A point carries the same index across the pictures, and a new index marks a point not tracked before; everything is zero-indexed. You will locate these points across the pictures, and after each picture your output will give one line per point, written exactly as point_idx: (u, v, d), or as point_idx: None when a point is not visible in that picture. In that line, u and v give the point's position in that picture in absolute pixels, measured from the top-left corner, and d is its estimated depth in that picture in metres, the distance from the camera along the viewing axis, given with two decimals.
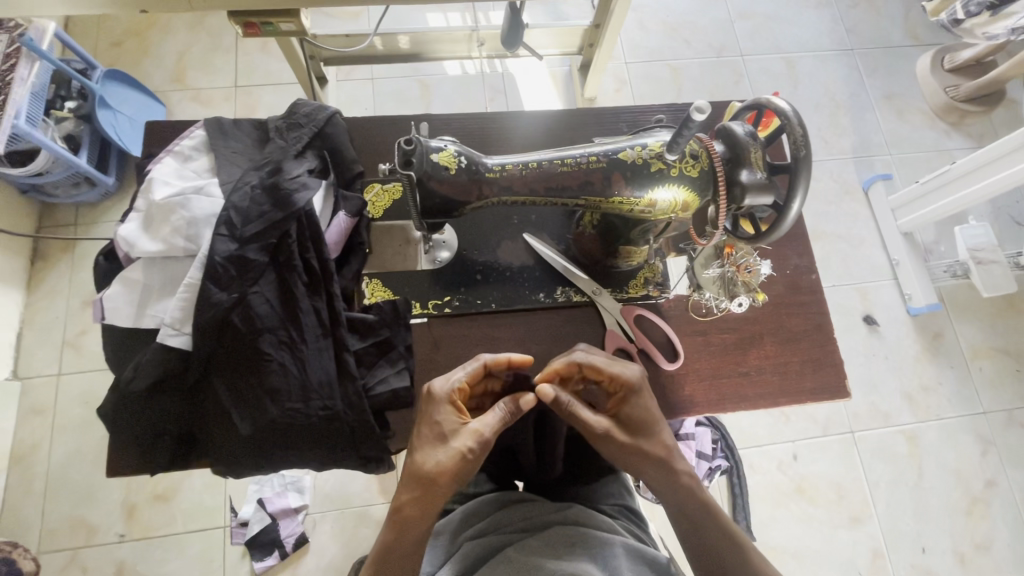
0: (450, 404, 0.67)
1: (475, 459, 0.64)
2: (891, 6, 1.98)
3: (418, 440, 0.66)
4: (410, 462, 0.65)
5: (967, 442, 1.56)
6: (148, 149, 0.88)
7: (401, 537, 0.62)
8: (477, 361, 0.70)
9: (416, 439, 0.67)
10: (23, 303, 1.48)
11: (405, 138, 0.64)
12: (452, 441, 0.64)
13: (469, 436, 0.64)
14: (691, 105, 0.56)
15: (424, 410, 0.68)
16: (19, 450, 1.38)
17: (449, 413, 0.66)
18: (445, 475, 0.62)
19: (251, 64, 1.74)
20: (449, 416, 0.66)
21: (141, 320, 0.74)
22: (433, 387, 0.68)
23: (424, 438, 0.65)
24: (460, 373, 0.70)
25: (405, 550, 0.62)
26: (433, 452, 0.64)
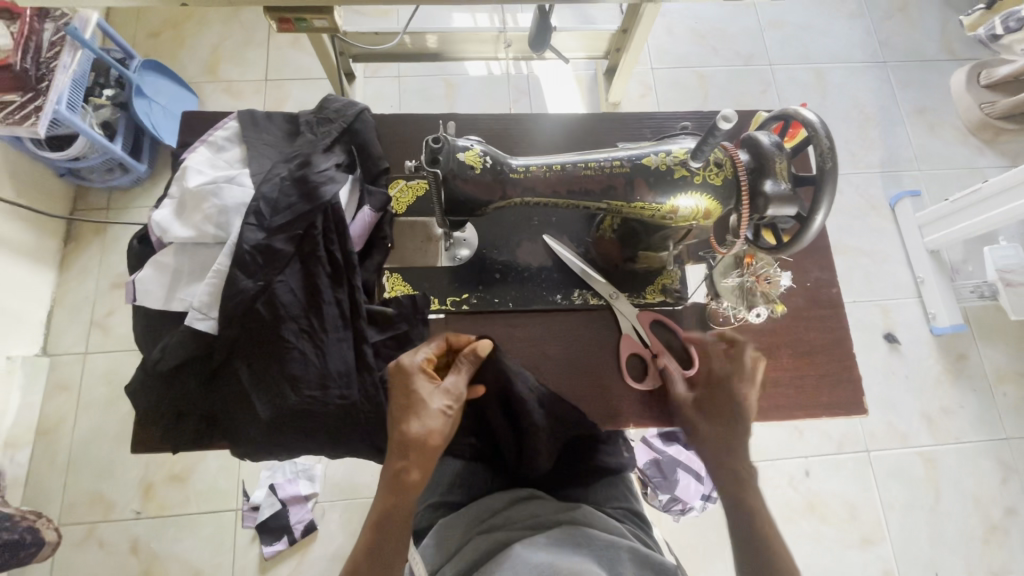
0: (421, 373, 0.70)
1: (454, 416, 0.70)
2: (926, 19, 1.94)
3: (399, 412, 0.68)
4: (397, 433, 0.67)
5: (987, 468, 1.52)
6: (183, 138, 0.91)
7: (400, 502, 0.66)
8: (439, 338, 0.74)
9: (395, 413, 0.69)
10: (55, 283, 1.54)
11: (433, 136, 0.65)
12: (433, 405, 0.68)
13: (443, 396, 0.69)
14: (717, 113, 0.56)
15: (397, 386, 0.70)
16: (45, 424, 1.43)
17: (424, 384, 0.69)
18: (435, 436, 0.67)
19: (282, 58, 1.78)
20: (425, 385, 0.69)
21: (170, 303, 0.76)
22: (405, 363, 0.70)
23: (407, 410, 0.68)
24: (427, 349, 0.72)
25: (403, 508, 0.66)
26: (416, 421, 0.67)
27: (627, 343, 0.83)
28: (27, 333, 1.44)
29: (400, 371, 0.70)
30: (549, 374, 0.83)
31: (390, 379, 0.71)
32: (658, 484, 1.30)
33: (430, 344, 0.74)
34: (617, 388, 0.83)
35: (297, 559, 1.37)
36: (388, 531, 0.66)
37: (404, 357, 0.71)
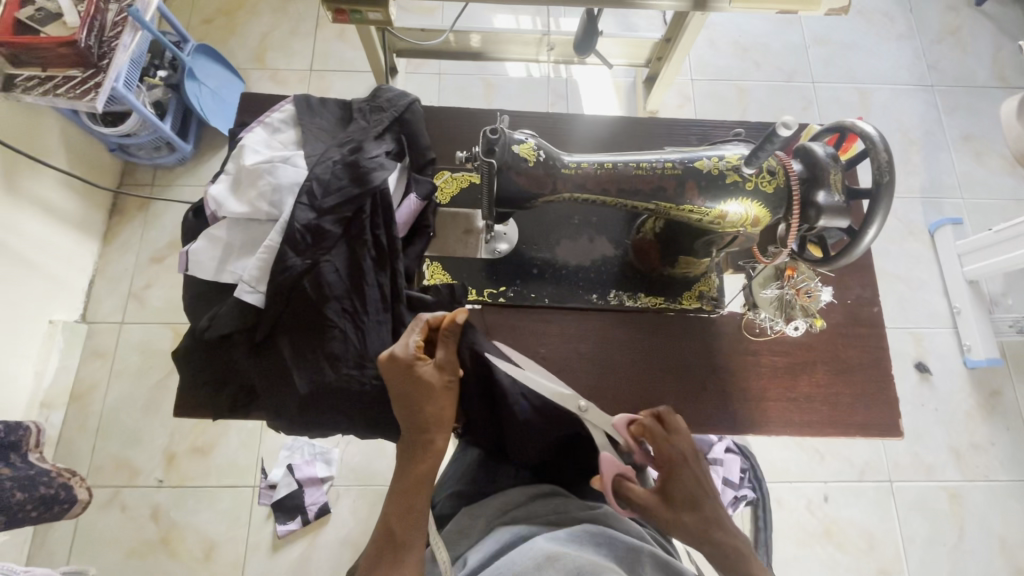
0: (415, 362, 0.71)
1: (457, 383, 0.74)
2: (978, 44, 1.90)
3: (409, 396, 0.71)
4: (412, 416, 0.71)
5: (1016, 509, 1.47)
6: (240, 119, 0.94)
7: (430, 471, 0.71)
8: (419, 321, 0.73)
9: (402, 398, 0.71)
10: (98, 253, 1.60)
11: (491, 127, 0.66)
12: (439, 384, 0.72)
13: (442, 374, 0.72)
14: (777, 120, 0.56)
15: (397, 376, 0.71)
16: (79, 388, 1.49)
17: (425, 368, 0.71)
18: (448, 409, 0.72)
19: (327, 50, 1.82)
20: (426, 368, 0.71)
21: (220, 275, 0.79)
22: (401, 356, 0.71)
23: (417, 394, 0.71)
24: (413, 336, 0.73)
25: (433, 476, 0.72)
26: (428, 402, 0.71)
27: (608, 463, 0.71)
28: (69, 300, 1.50)
29: (398, 363, 0.71)
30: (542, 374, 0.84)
31: (388, 371, 0.71)
32: None
33: (412, 328, 0.74)
34: (633, 392, 0.83)
35: (308, 541, 1.39)
36: (420, 496, 0.70)
37: (394, 350, 0.72)
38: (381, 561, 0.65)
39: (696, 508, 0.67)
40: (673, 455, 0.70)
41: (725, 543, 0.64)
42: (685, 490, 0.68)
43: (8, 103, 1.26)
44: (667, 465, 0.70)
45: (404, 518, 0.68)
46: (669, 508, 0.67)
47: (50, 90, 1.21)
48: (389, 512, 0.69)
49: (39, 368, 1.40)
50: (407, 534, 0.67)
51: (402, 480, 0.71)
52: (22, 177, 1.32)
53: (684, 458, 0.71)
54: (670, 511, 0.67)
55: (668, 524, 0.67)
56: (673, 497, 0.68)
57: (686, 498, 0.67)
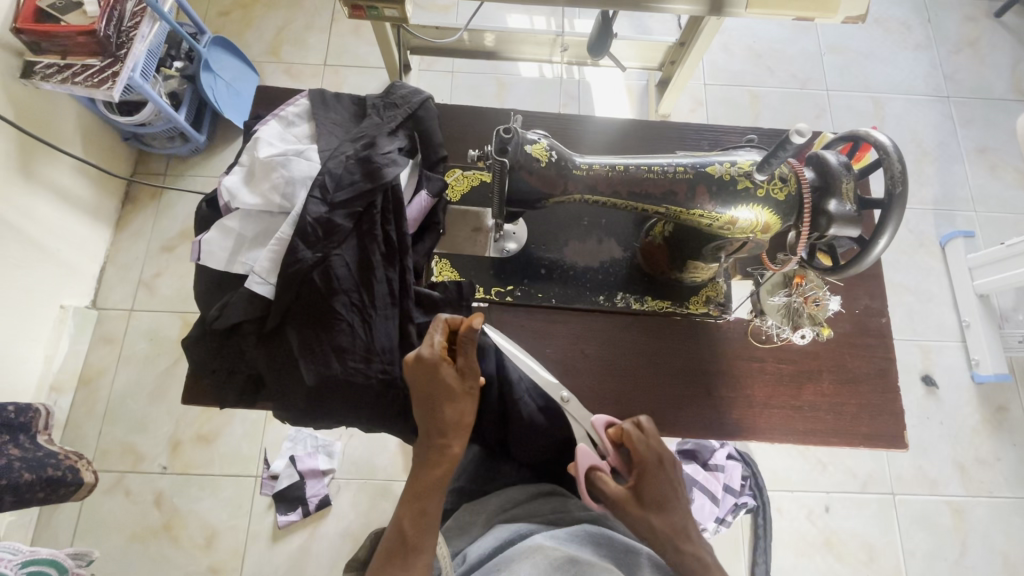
0: (440, 364, 0.71)
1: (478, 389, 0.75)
2: (996, 56, 1.88)
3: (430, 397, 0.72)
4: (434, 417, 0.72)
5: (1019, 526, 1.46)
6: (255, 111, 0.95)
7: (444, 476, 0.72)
8: (441, 321, 0.73)
9: (425, 399, 0.72)
10: (110, 241, 1.61)
11: (504, 127, 0.67)
12: (460, 388, 0.73)
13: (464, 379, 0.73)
14: (791, 127, 0.56)
15: (422, 377, 0.71)
16: (88, 373, 1.50)
17: (448, 370, 0.72)
18: (468, 414, 0.73)
19: (342, 45, 1.83)
20: (449, 371, 0.72)
21: (231, 266, 0.80)
22: (428, 357, 0.71)
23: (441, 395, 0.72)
24: (438, 337, 0.72)
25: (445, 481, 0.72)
26: (450, 404, 0.72)
27: (583, 455, 0.75)
28: (80, 286, 1.52)
29: (425, 364, 0.71)
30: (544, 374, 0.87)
31: (412, 371, 0.72)
32: None
33: (434, 328, 0.73)
34: (636, 395, 0.83)
35: (309, 532, 1.40)
36: (432, 500, 0.70)
37: (421, 351, 0.72)
38: (390, 564, 0.65)
39: (662, 511, 0.71)
40: (649, 458, 0.73)
41: (687, 551, 0.69)
42: (656, 492, 0.72)
43: (27, 89, 1.27)
44: (643, 467, 0.73)
45: (415, 522, 0.68)
46: (640, 507, 0.71)
47: (69, 78, 1.23)
48: (402, 513, 0.70)
49: (49, 352, 1.42)
50: (419, 539, 0.67)
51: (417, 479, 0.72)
52: (38, 162, 1.33)
53: (660, 462, 0.74)
54: (639, 511, 0.71)
55: (633, 521, 0.71)
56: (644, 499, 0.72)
57: (657, 501, 0.71)
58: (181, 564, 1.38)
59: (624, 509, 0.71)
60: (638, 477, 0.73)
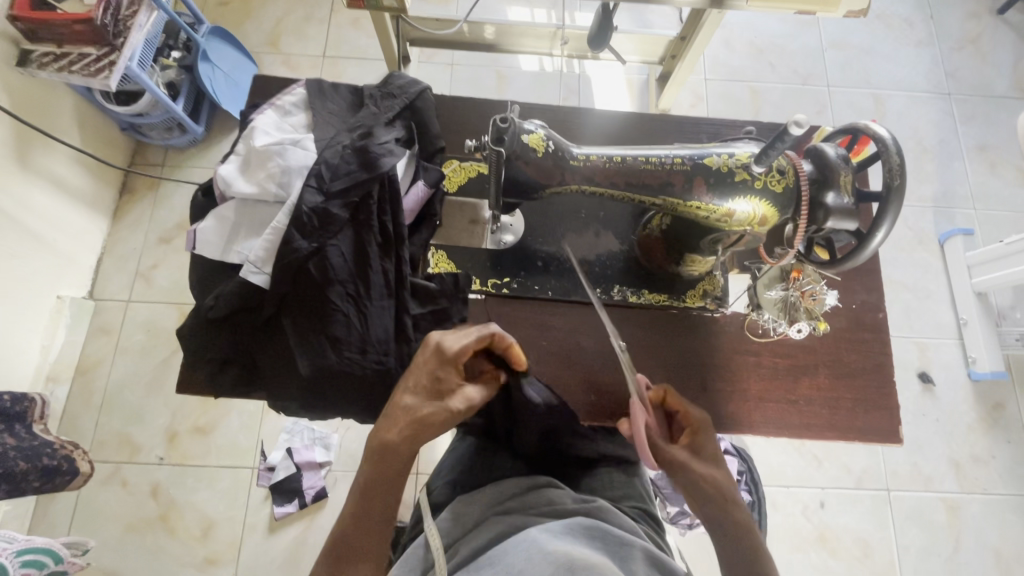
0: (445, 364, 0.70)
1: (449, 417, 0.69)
2: (998, 53, 1.87)
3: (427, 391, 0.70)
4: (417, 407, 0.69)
5: (1012, 523, 1.47)
6: (252, 100, 0.95)
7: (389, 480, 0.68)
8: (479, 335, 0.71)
9: (421, 387, 0.70)
10: (108, 231, 1.61)
11: (501, 116, 0.66)
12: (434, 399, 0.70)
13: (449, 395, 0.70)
14: (789, 118, 0.56)
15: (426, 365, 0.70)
16: (85, 363, 1.50)
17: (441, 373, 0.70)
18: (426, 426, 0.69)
19: (341, 37, 1.82)
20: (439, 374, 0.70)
21: (227, 255, 0.80)
22: (447, 350, 0.70)
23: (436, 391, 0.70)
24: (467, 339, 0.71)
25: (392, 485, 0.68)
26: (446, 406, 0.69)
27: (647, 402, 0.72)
28: (77, 276, 1.51)
29: (443, 356, 0.70)
30: (544, 365, 0.84)
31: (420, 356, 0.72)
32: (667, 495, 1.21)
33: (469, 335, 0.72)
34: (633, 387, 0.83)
35: (305, 524, 1.41)
36: (377, 503, 0.67)
37: (444, 341, 0.70)
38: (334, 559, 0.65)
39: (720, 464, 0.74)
40: (699, 420, 0.77)
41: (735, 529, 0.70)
42: (713, 445, 0.75)
43: (24, 78, 1.27)
44: (697, 427, 0.76)
45: (359, 522, 0.66)
46: (703, 462, 0.73)
47: (66, 66, 1.23)
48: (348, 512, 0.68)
49: (45, 343, 1.41)
50: (357, 543, 0.65)
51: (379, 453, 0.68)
52: (34, 151, 1.32)
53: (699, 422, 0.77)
54: (701, 465, 0.72)
55: (699, 477, 0.71)
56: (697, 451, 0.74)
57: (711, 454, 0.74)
58: (177, 554, 1.38)
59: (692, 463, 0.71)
60: (692, 435, 0.76)
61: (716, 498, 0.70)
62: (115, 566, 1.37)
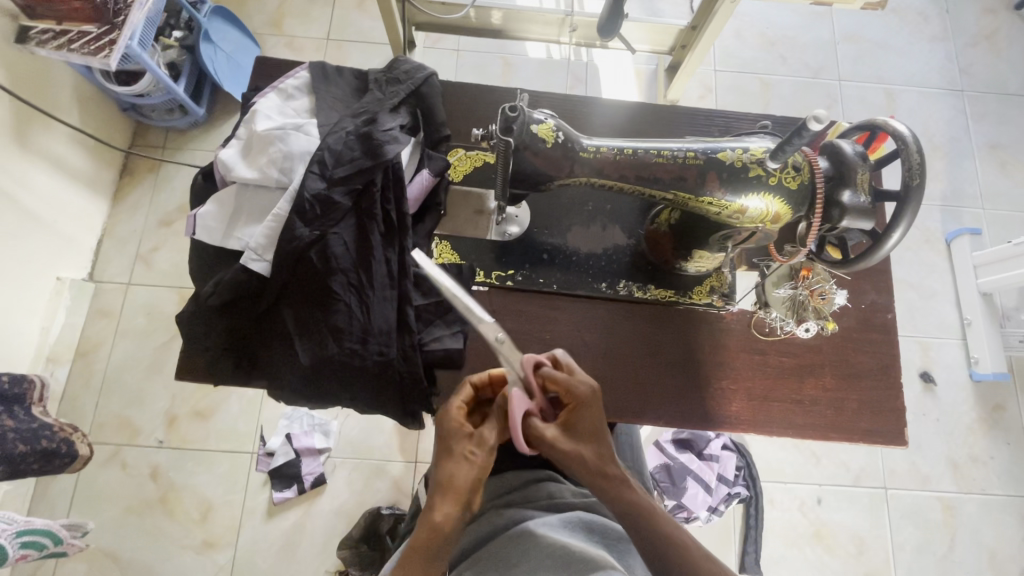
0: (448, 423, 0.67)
1: (480, 463, 0.64)
2: (1014, 50, 1.83)
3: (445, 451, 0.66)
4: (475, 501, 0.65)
5: (1008, 523, 1.47)
6: (254, 83, 0.93)
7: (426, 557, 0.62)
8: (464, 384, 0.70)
9: (468, 477, 0.64)
10: (108, 213, 1.59)
11: (510, 105, 0.65)
12: (459, 450, 0.65)
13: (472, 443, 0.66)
14: (809, 114, 0.54)
15: (477, 456, 0.65)
16: (84, 346, 1.49)
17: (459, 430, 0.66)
18: (459, 478, 0.63)
19: (345, 20, 1.78)
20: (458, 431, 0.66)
21: (226, 241, 0.78)
22: (493, 445, 0.66)
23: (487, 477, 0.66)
24: (496, 425, 0.68)
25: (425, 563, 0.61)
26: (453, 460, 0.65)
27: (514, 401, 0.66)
28: (76, 258, 1.50)
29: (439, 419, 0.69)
30: None
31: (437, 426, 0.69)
32: (666, 489, 1.31)
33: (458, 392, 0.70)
34: (636, 383, 0.82)
35: (303, 509, 1.41)
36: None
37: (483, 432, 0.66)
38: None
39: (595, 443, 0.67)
40: (582, 394, 0.68)
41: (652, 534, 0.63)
42: (590, 426, 0.67)
43: (22, 55, 1.24)
44: (573, 402, 0.68)
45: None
46: (572, 439, 0.67)
47: (65, 45, 1.19)
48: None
49: (45, 324, 1.41)
50: None
51: (428, 536, 0.62)
52: (33, 131, 1.30)
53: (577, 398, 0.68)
54: (568, 443, 0.66)
55: (562, 456, 0.66)
56: (579, 429, 0.67)
57: (591, 431, 0.67)
58: (176, 537, 1.39)
59: (555, 441, 0.66)
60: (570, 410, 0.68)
61: (588, 474, 0.66)
62: (114, 547, 1.38)
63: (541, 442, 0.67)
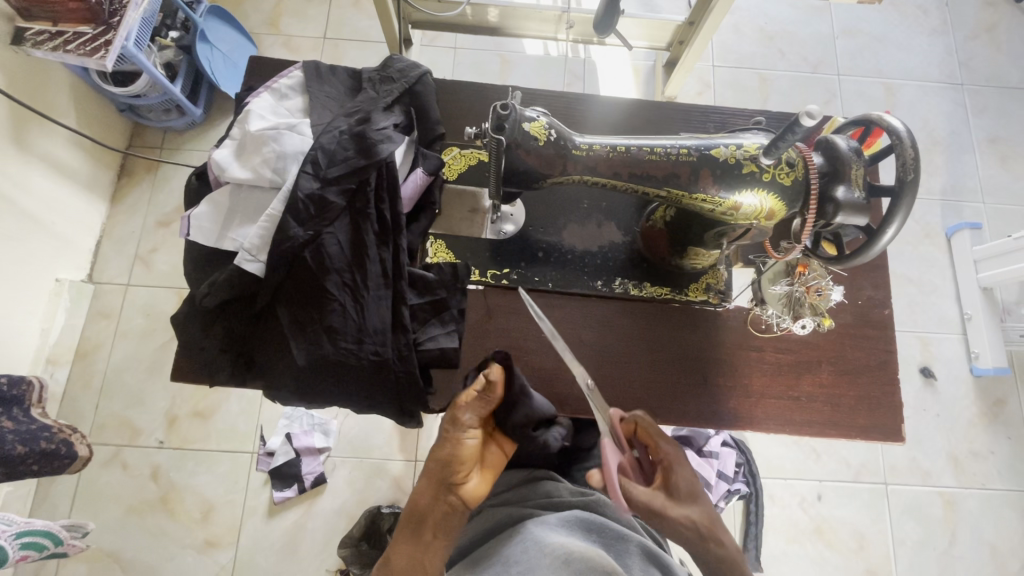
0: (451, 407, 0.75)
1: (445, 437, 0.70)
2: (1014, 42, 1.82)
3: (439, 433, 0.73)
4: (454, 481, 0.70)
5: (1009, 518, 1.47)
6: (248, 83, 0.92)
7: (414, 526, 0.71)
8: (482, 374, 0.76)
9: (439, 453, 0.71)
10: (106, 214, 1.59)
11: (502, 103, 0.64)
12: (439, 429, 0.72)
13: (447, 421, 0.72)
14: (802, 109, 0.54)
15: (444, 433, 0.71)
16: (84, 347, 1.50)
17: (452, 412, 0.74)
18: (434, 454, 0.71)
19: (342, 19, 1.78)
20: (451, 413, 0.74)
21: (221, 242, 0.78)
22: (458, 420, 0.70)
23: (458, 457, 0.69)
24: (475, 405, 0.71)
25: (412, 528, 0.71)
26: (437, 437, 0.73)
27: (610, 453, 0.68)
28: (75, 259, 1.50)
29: None
30: (541, 361, 0.82)
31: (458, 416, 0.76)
32: None
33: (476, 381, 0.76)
34: (636, 376, 0.82)
35: (303, 509, 1.41)
36: (399, 544, 0.71)
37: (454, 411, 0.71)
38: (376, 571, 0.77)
39: (698, 502, 0.70)
40: (673, 454, 0.73)
41: None
42: (687, 485, 0.71)
43: (17, 57, 1.24)
44: (669, 461, 0.72)
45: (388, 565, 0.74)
46: (677, 505, 0.68)
47: (60, 46, 1.18)
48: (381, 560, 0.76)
49: (45, 325, 1.41)
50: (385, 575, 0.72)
51: (414, 507, 0.72)
52: (30, 133, 1.30)
53: (669, 458, 0.72)
54: (678, 509, 0.68)
55: (680, 524, 0.67)
56: (680, 490, 0.71)
57: (691, 493, 0.70)
58: (177, 538, 1.39)
59: (667, 508, 0.67)
60: (666, 470, 0.72)
61: (704, 538, 0.68)
62: (115, 548, 1.38)
63: (652, 512, 0.67)
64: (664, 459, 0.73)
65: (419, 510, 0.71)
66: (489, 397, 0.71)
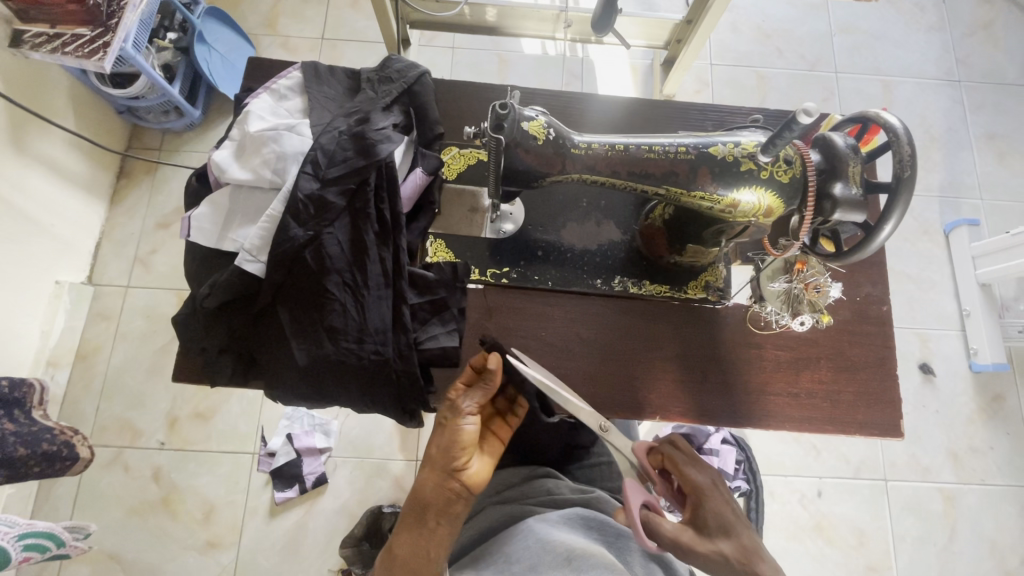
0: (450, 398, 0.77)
1: (447, 424, 0.71)
2: (1011, 39, 1.83)
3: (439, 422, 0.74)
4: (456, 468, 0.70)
5: (1009, 513, 1.47)
6: (247, 84, 0.93)
7: (416, 517, 0.69)
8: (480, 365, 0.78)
9: (441, 440, 0.71)
10: (106, 216, 1.59)
11: (501, 103, 0.64)
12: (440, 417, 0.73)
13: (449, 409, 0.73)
14: (799, 107, 0.54)
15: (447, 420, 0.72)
16: (84, 349, 1.50)
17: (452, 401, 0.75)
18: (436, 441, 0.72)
19: (340, 19, 1.78)
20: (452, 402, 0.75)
21: (221, 243, 0.79)
22: (460, 406, 0.71)
23: (459, 443, 0.69)
24: (478, 392, 0.73)
25: (413, 519, 0.69)
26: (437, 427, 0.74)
27: (632, 492, 0.70)
28: (75, 261, 1.50)
29: None
30: (541, 359, 0.83)
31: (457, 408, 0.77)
32: None
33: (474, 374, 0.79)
34: (636, 373, 0.83)
35: (305, 509, 1.42)
36: (400, 538, 0.69)
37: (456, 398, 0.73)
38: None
39: (731, 535, 0.69)
40: (703, 486, 0.73)
41: None
42: (717, 519, 0.70)
43: (16, 59, 1.24)
44: (698, 493, 0.73)
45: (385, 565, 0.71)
46: (707, 538, 0.69)
47: (59, 48, 1.18)
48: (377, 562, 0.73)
49: (45, 327, 1.41)
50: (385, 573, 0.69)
51: (415, 499, 0.70)
52: (29, 135, 1.30)
53: (699, 489, 0.74)
54: (705, 543, 0.68)
55: (711, 555, 0.67)
56: (710, 522, 0.71)
57: (722, 525, 0.70)
58: (179, 538, 1.39)
59: (693, 543, 0.68)
60: (697, 502, 0.73)
61: (739, 573, 0.66)
62: (117, 549, 1.38)
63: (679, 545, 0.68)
64: (694, 490, 0.74)
65: (420, 501, 0.70)
66: (488, 382, 0.73)
